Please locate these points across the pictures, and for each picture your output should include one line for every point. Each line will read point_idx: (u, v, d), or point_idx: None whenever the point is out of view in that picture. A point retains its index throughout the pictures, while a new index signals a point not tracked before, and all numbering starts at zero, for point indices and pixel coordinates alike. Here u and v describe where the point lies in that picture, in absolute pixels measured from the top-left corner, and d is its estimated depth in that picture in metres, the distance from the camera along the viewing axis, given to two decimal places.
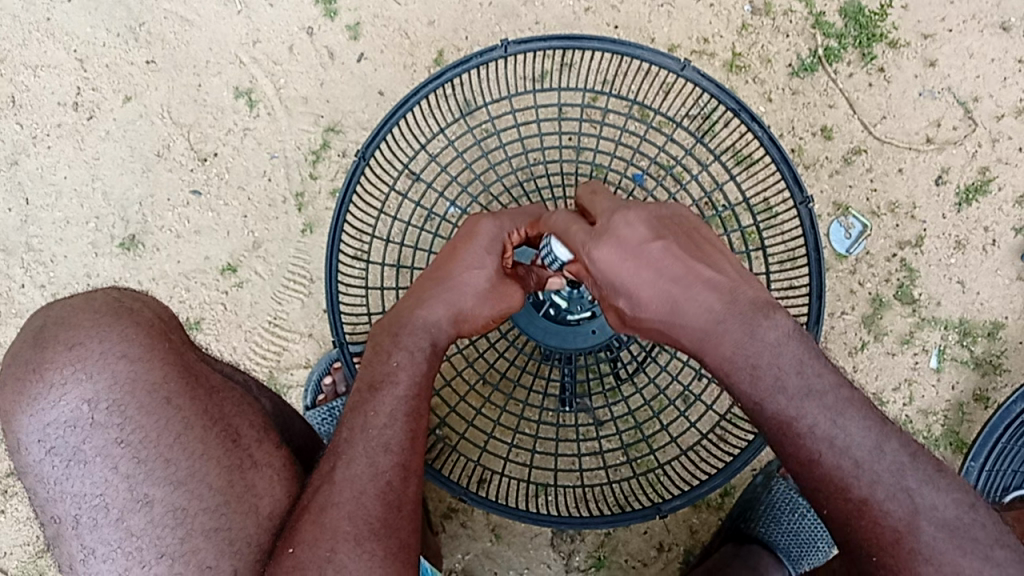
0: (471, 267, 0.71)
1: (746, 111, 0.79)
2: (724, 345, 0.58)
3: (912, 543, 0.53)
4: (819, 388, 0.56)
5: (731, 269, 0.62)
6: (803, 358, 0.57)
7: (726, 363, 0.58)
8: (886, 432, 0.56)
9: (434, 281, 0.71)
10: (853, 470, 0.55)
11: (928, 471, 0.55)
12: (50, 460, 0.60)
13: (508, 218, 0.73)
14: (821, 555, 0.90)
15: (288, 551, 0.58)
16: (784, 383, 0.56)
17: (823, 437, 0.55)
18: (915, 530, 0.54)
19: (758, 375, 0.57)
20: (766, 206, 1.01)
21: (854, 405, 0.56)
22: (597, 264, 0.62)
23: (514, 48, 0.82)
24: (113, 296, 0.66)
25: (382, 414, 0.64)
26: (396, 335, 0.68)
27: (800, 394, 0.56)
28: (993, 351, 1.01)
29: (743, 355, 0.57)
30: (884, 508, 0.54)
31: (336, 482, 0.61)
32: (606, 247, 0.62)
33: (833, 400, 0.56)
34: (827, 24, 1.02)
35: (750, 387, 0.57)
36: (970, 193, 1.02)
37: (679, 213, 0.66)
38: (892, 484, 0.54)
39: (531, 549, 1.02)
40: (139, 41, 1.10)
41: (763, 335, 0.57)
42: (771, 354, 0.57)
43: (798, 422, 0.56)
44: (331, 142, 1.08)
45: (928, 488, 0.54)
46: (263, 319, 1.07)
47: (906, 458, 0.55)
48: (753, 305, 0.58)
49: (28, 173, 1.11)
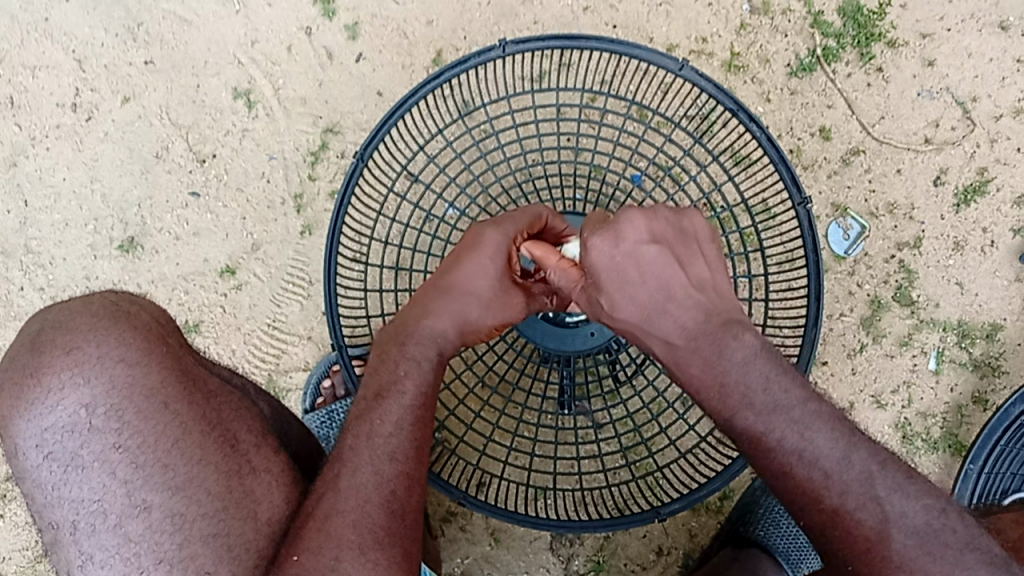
0: (475, 276, 0.72)
1: (743, 111, 0.79)
2: (693, 362, 0.60)
3: (884, 551, 0.53)
4: (786, 402, 0.57)
5: (719, 288, 0.64)
6: (769, 375, 0.58)
7: (695, 381, 0.60)
8: (854, 441, 0.56)
9: (439, 291, 0.71)
10: (823, 481, 0.55)
11: (897, 478, 0.55)
12: (49, 465, 0.60)
13: (511, 224, 0.73)
14: (819, 557, 0.90)
15: (292, 559, 0.58)
16: (751, 399, 0.57)
17: (793, 450, 0.56)
18: (886, 538, 0.54)
19: (726, 392, 0.58)
20: (764, 207, 1.01)
21: (821, 417, 0.56)
22: (591, 256, 0.64)
23: (512, 48, 0.82)
24: (111, 300, 0.66)
25: (388, 422, 0.64)
26: (403, 345, 0.68)
27: (768, 410, 0.57)
28: (991, 353, 1.01)
29: (710, 374, 0.59)
30: (855, 517, 0.54)
31: (342, 489, 0.61)
32: (602, 241, 0.63)
33: (799, 413, 0.56)
34: (826, 23, 1.02)
35: (719, 403, 0.59)
36: (968, 193, 1.01)
37: (698, 225, 0.66)
38: (862, 493, 0.54)
39: (531, 554, 1.02)
40: (137, 41, 1.10)
41: (730, 355, 0.59)
42: (737, 373, 0.58)
43: (767, 437, 0.56)
44: (329, 143, 1.08)
45: (898, 496, 0.54)
46: (262, 320, 1.07)
47: (875, 466, 0.55)
48: (725, 324, 0.60)
49: (28, 174, 1.11)
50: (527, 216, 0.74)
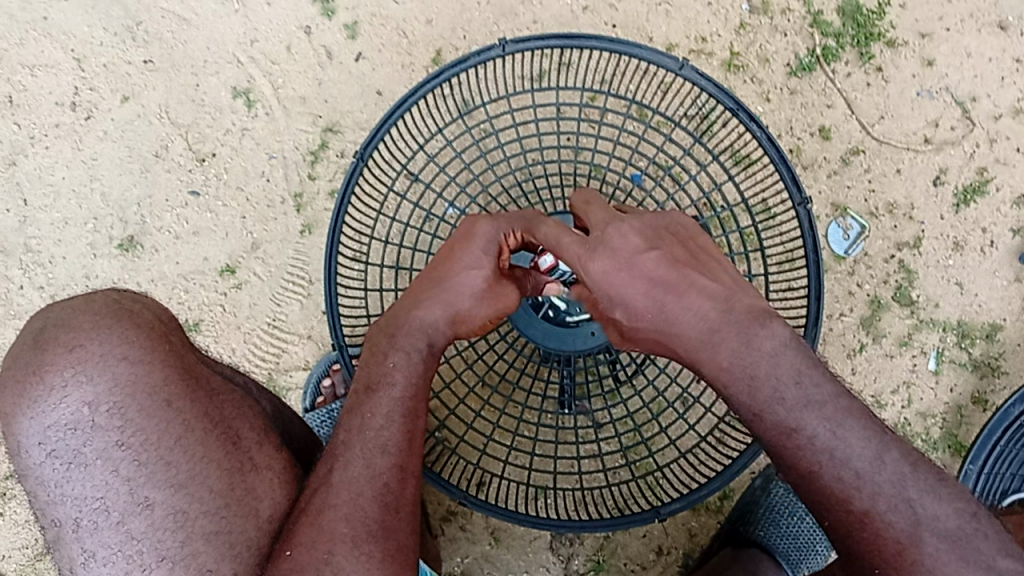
0: (467, 268, 0.71)
1: (744, 110, 0.79)
2: (720, 354, 0.59)
3: (915, 555, 0.53)
4: (819, 398, 0.57)
5: (732, 275, 0.63)
6: (801, 368, 0.57)
7: (724, 373, 0.59)
8: (886, 442, 0.56)
9: (432, 281, 0.71)
10: (853, 481, 0.55)
11: (929, 481, 0.55)
12: (51, 463, 0.60)
13: (506, 220, 0.72)
14: (820, 559, 0.92)
15: (285, 554, 0.58)
16: (783, 394, 0.57)
17: (823, 448, 0.56)
18: (917, 541, 0.53)
19: (756, 386, 0.58)
20: (765, 208, 1.02)
21: (853, 414, 0.56)
22: (596, 274, 0.64)
23: (512, 47, 0.82)
24: (113, 298, 0.66)
25: (379, 415, 0.65)
26: (393, 336, 0.69)
27: (800, 405, 0.56)
28: (991, 353, 1.01)
29: (741, 363, 0.58)
30: (885, 519, 0.54)
31: (333, 484, 0.61)
32: (600, 259, 0.63)
33: (831, 409, 0.56)
34: (825, 23, 1.02)
35: (749, 397, 0.58)
36: (968, 193, 1.02)
37: (682, 221, 0.67)
38: (893, 495, 0.55)
39: (531, 553, 1.02)
40: (136, 40, 1.10)
41: (761, 343, 0.58)
42: (768, 365, 0.57)
43: (798, 434, 0.56)
44: (329, 142, 1.08)
45: (930, 499, 0.54)
46: (262, 320, 1.07)
47: (906, 469, 0.55)
48: (749, 313, 0.59)
49: (27, 173, 1.11)
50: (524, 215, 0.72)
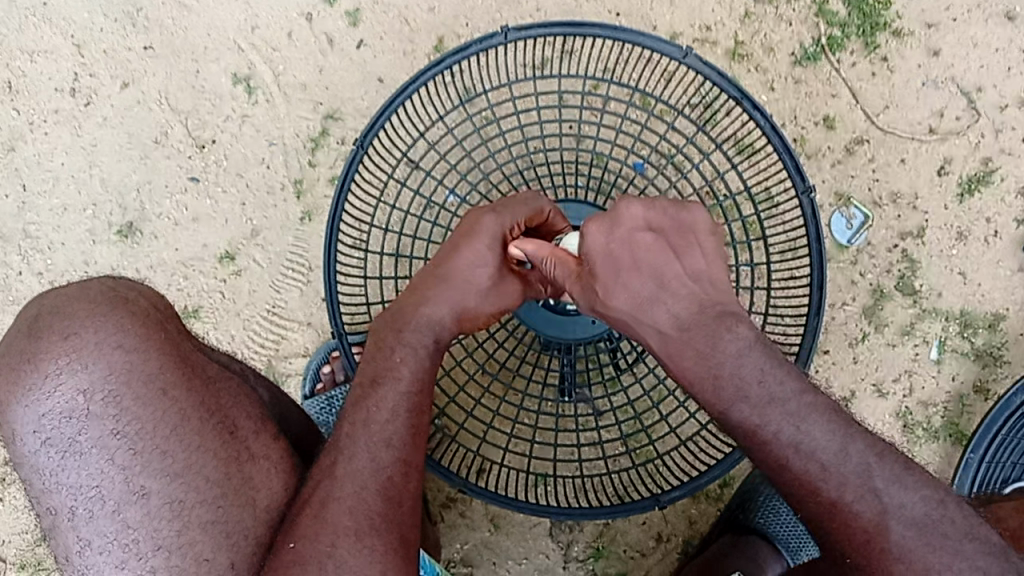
0: (474, 263, 0.71)
1: (748, 99, 0.79)
2: (687, 355, 0.58)
3: (882, 543, 0.54)
4: (781, 395, 0.57)
5: (719, 277, 0.61)
6: (764, 368, 0.57)
7: (687, 374, 0.59)
8: (851, 434, 0.56)
9: (439, 279, 0.71)
10: (819, 474, 0.55)
11: (895, 470, 0.55)
12: (46, 451, 0.60)
13: (508, 212, 0.73)
14: (819, 550, 0.90)
15: (289, 546, 0.57)
16: (746, 393, 0.57)
17: (788, 443, 0.56)
18: (884, 529, 0.54)
19: (720, 386, 0.57)
20: (767, 196, 1.00)
21: (817, 409, 0.56)
22: (587, 245, 0.62)
23: (515, 35, 0.81)
24: (109, 286, 0.65)
25: (385, 409, 0.64)
26: (400, 331, 0.69)
27: (762, 403, 0.56)
28: (993, 343, 1.00)
29: (705, 366, 0.58)
30: (853, 509, 0.55)
31: (339, 476, 0.61)
32: (598, 231, 0.62)
33: (796, 406, 0.56)
34: (830, 12, 1.02)
35: (712, 395, 0.58)
36: (972, 184, 1.01)
37: (701, 219, 0.62)
38: (859, 485, 0.55)
39: (530, 539, 1.02)
40: (136, 26, 1.09)
41: (725, 346, 0.58)
42: (733, 365, 0.57)
43: (763, 430, 0.56)
44: (330, 129, 1.07)
45: (895, 488, 0.55)
46: (262, 307, 1.07)
47: (872, 460, 0.55)
48: (719, 317, 0.59)
49: (26, 159, 1.10)
50: (525, 206, 0.74)
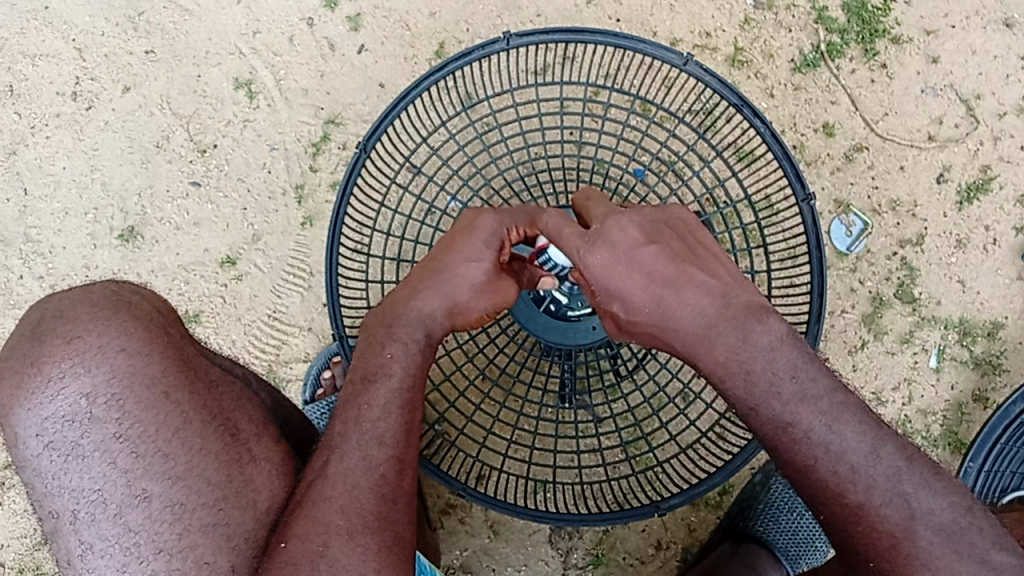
0: (469, 259, 0.72)
1: (748, 107, 0.79)
2: (717, 348, 0.58)
3: (909, 548, 0.53)
4: (814, 392, 0.56)
5: (732, 272, 0.63)
6: (797, 364, 0.57)
7: (719, 367, 0.58)
8: (882, 435, 0.55)
9: (433, 272, 0.71)
10: (848, 475, 0.55)
11: (925, 474, 0.55)
12: (48, 454, 0.60)
13: (509, 215, 0.74)
14: (819, 556, 0.90)
15: (280, 546, 0.58)
16: (778, 389, 0.56)
17: (818, 443, 0.55)
18: (912, 535, 0.53)
19: (753, 381, 0.57)
20: (767, 203, 1.01)
21: (849, 409, 0.56)
22: (592, 268, 0.64)
23: (517, 41, 0.82)
24: (112, 290, 0.65)
25: (376, 406, 0.64)
26: (391, 326, 0.69)
27: (795, 400, 0.56)
28: (992, 351, 1.01)
29: (736, 359, 0.57)
30: (881, 513, 0.54)
31: (330, 475, 0.61)
32: (598, 252, 0.64)
33: (827, 405, 0.56)
34: (830, 19, 1.02)
35: (745, 391, 0.57)
36: (971, 191, 1.02)
37: (683, 217, 0.67)
38: (888, 489, 0.54)
39: (529, 546, 1.02)
40: (138, 30, 1.09)
41: (757, 339, 0.57)
42: (765, 360, 0.57)
43: (794, 428, 0.56)
44: (331, 134, 1.07)
45: (925, 493, 0.54)
46: (262, 312, 1.07)
47: (902, 463, 0.55)
48: (747, 309, 0.58)
49: (27, 162, 1.10)
50: (526, 212, 0.73)
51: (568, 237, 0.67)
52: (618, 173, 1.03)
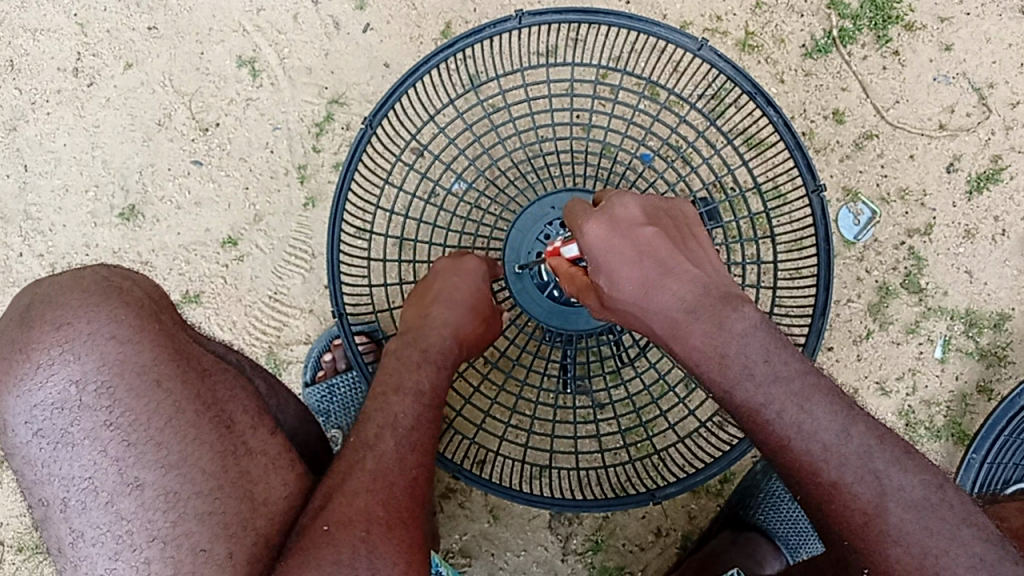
0: (470, 291, 0.76)
1: (761, 94, 0.77)
2: (692, 334, 0.57)
3: (880, 526, 0.52)
4: (786, 374, 0.55)
5: (714, 261, 0.62)
6: (769, 347, 0.56)
7: (694, 353, 0.57)
8: (853, 416, 0.55)
9: (444, 306, 0.74)
10: (820, 454, 0.54)
11: (896, 452, 0.54)
12: (37, 442, 0.59)
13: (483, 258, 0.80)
14: (817, 547, 0.93)
15: (322, 528, 0.55)
16: (752, 370, 0.55)
17: (791, 423, 0.54)
18: (883, 512, 0.52)
19: (725, 365, 0.56)
20: (777, 190, 1.01)
21: (820, 391, 0.55)
22: (590, 243, 0.62)
23: (529, 20, 0.80)
24: (102, 275, 0.65)
25: (408, 419, 0.64)
26: (426, 350, 0.70)
27: (767, 381, 0.55)
28: (997, 343, 1.00)
29: (711, 343, 0.56)
30: (852, 491, 0.53)
31: (367, 470, 0.60)
32: (597, 227, 0.62)
33: (799, 386, 0.55)
34: (843, 4, 1.01)
35: (718, 375, 0.57)
36: (981, 180, 1.00)
37: (688, 214, 0.66)
38: (859, 467, 0.53)
39: (529, 531, 1.02)
40: (140, 6, 1.08)
41: (731, 325, 0.56)
42: (739, 345, 0.56)
43: (765, 410, 0.55)
44: (334, 114, 1.06)
45: (896, 471, 0.53)
46: (263, 293, 1.06)
47: (873, 441, 0.54)
48: (724, 297, 0.58)
49: (27, 139, 1.10)
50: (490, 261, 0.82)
51: (579, 209, 0.67)
52: (625, 158, 1.02)
